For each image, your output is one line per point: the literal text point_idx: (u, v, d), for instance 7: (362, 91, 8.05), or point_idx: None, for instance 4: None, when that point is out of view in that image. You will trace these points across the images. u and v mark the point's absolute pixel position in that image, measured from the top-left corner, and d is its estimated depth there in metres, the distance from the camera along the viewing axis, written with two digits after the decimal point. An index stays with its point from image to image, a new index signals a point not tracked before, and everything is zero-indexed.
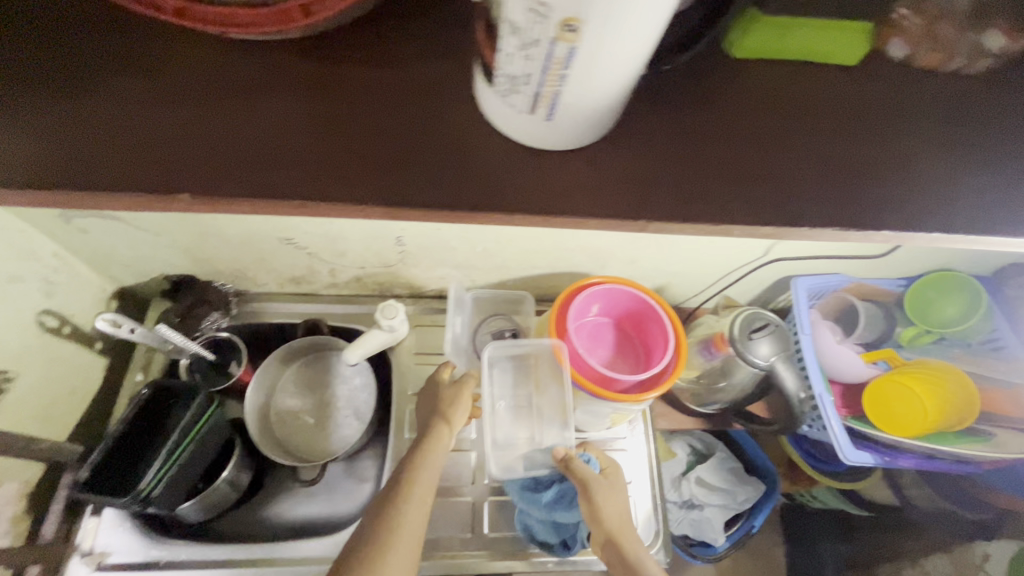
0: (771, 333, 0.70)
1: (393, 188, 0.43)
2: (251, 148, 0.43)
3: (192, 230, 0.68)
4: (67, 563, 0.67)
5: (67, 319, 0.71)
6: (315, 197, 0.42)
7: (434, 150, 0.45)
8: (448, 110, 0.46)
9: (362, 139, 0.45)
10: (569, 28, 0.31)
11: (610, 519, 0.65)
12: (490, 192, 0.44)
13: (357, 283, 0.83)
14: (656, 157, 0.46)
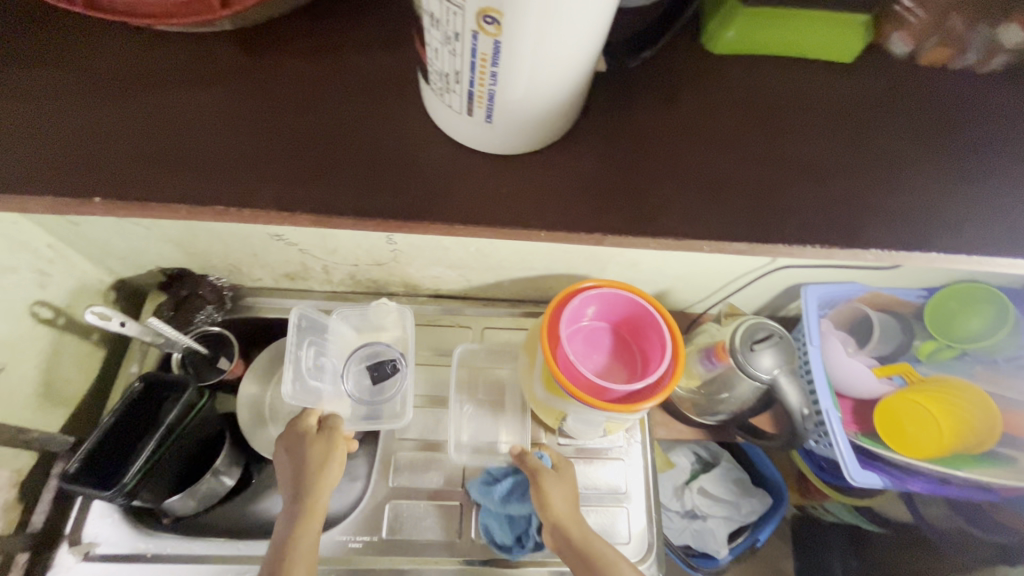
0: (774, 344, 0.67)
1: (330, 196, 0.41)
2: (181, 150, 0.42)
3: (180, 225, 0.68)
4: (56, 552, 0.67)
5: (62, 310, 0.72)
6: (246, 204, 0.40)
7: (376, 157, 0.43)
8: (396, 115, 0.44)
9: (299, 141, 0.43)
10: (487, 16, 0.30)
11: (559, 508, 0.66)
12: (444, 198, 0.42)
13: (351, 280, 0.82)
14: (637, 160, 0.44)
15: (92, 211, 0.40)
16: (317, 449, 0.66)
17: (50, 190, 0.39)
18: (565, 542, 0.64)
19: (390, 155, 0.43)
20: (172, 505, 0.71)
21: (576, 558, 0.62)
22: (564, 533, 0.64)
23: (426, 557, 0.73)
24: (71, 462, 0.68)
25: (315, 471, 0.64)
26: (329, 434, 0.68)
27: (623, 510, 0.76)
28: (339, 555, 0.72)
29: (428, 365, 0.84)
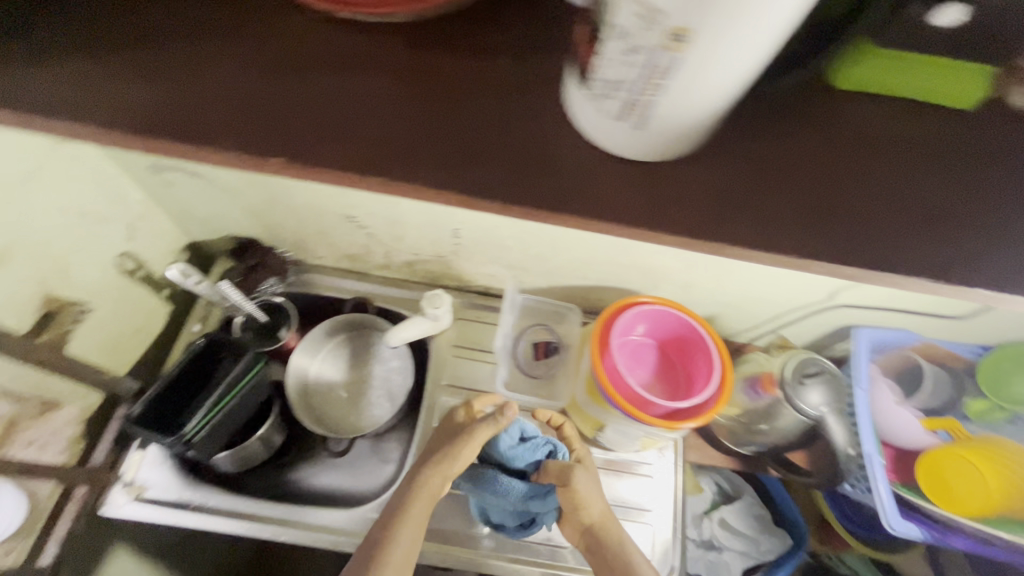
0: (822, 381, 0.67)
1: (489, 180, 0.41)
2: (348, 121, 0.42)
3: (263, 196, 0.72)
4: (109, 489, 0.70)
5: (142, 264, 0.77)
6: (407, 179, 0.40)
7: (500, 146, 0.42)
8: (522, 109, 0.44)
9: (460, 125, 0.43)
10: (676, 35, 0.31)
11: (593, 511, 0.65)
12: (559, 192, 0.42)
13: (408, 268, 0.85)
14: (742, 179, 0.44)
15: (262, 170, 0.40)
16: (478, 436, 0.67)
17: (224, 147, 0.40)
18: (596, 542, 0.65)
19: (513, 145, 0.43)
20: (218, 462, 0.75)
21: (604, 553, 0.64)
22: (597, 533, 0.65)
23: (450, 545, 0.74)
24: (134, 407, 0.72)
25: (459, 456, 0.66)
26: (491, 422, 0.68)
27: (649, 528, 0.76)
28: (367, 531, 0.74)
29: (470, 359, 0.86)
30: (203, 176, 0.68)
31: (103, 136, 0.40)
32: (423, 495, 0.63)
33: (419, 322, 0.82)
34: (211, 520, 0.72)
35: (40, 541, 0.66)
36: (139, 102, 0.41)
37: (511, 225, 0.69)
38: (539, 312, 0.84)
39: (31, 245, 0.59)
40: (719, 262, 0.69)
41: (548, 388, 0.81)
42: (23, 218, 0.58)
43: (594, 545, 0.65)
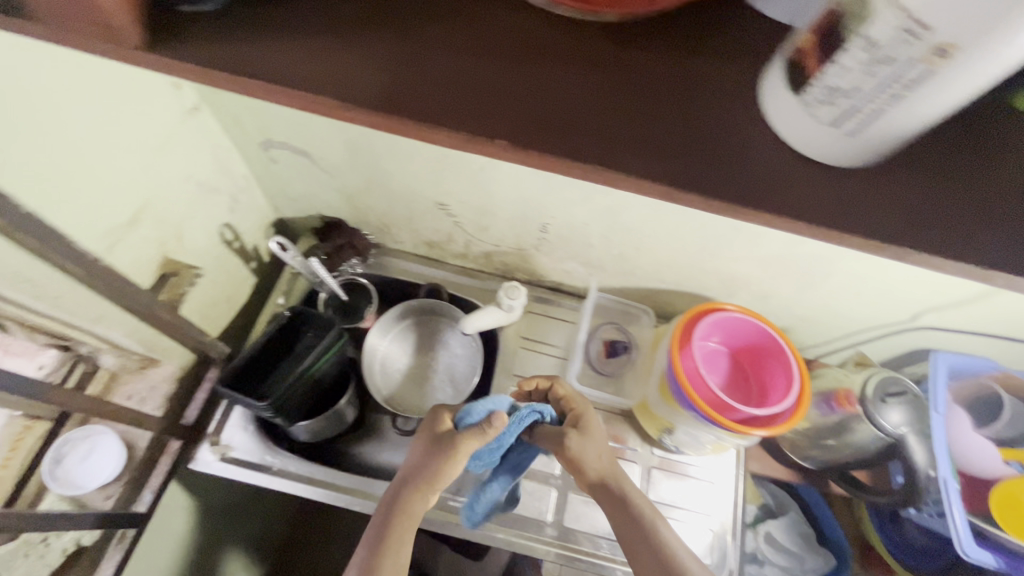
0: (906, 402, 0.67)
1: (698, 173, 0.29)
2: (491, 64, 0.29)
3: (361, 180, 0.75)
4: (198, 447, 0.74)
5: (238, 235, 0.80)
6: (584, 159, 0.28)
7: (654, 101, 0.30)
8: (675, 56, 0.31)
9: (652, 85, 0.29)
10: (940, 50, 0.23)
11: (594, 467, 0.63)
12: (719, 177, 0.29)
13: (484, 259, 0.87)
14: (922, 190, 0.32)
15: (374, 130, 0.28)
16: (457, 461, 0.61)
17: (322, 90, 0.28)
18: (612, 501, 0.62)
19: (661, 101, 0.29)
20: (295, 429, 0.78)
21: (620, 511, 0.61)
22: (608, 491, 0.63)
23: (516, 530, 0.75)
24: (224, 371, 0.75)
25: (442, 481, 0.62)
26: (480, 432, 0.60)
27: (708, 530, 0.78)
28: (438, 509, 0.76)
29: (537, 352, 0.88)
30: (312, 156, 0.71)
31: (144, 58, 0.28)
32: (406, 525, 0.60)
33: (493, 312, 0.84)
34: (290, 484, 0.75)
35: (138, 489, 0.70)
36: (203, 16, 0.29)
37: (601, 224, 0.71)
38: (614, 312, 0.86)
39: (161, 212, 0.63)
40: (807, 275, 0.70)
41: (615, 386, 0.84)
42: (158, 185, 0.61)
43: (609, 506, 0.62)
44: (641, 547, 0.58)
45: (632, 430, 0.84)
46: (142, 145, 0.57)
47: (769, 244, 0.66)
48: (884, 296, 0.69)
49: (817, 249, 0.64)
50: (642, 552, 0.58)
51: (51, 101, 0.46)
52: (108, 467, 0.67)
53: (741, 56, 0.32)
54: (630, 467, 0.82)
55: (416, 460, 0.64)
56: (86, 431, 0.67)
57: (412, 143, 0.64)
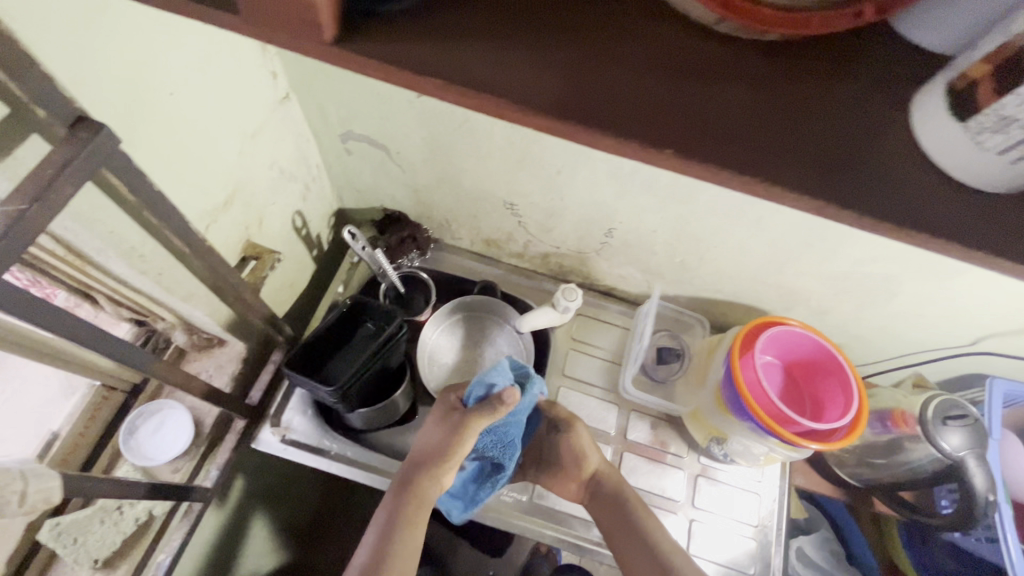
0: (967, 426, 0.68)
1: (870, 194, 0.29)
2: (664, 80, 0.30)
3: (433, 175, 0.76)
4: (260, 428, 0.75)
5: (306, 223, 0.82)
6: (754, 175, 0.28)
7: (823, 122, 0.30)
8: (836, 72, 0.31)
9: (821, 107, 0.30)
10: None
11: (590, 463, 0.74)
12: (882, 198, 0.29)
13: (541, 260, 0.89)
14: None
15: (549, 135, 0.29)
16: (466, 438, 0.66)
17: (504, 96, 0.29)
18: (605, 496, 0.73)
19: (823, 122, 0.30)
20: (351, 416, 0.78)
21: (611, 503, 0.72)
22: (603, 484, 0.74)
23: (562, 526, 0.77)
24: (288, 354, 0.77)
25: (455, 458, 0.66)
26: (491, 410, 0.65)
27: (753, 541, 0.79)
28: (492, 505, 0.77)
29: (588, 353, 0.89)
30: (389, 150, 0.73)
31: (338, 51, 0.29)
32: (422, 500, 0.65)
33: (547, 312, 0.84)
34: (347, 469, 0.76)
35: (204, 464, 0.71)
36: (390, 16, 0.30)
37: (669, 232, 0.72)
38: (670, 321, 0.88)
39: (248, 195, 0.64)
40: (872, 295, 0.70)
41: (665, 392, 0.85)
42: (248, 169, 0.62)
43: (602, 500, 0.72)
44: (628, 535, 0.69)
45: (679, 438, 0.85)
46: (240, 129, 0.58)
47: (839, 262, 0.67)
48: (948, 319, 0.69)
49: (889, 268, 0.64)
50: (627, 538, 0.69)
51: (176, 80, 0.47)
52: (178, 441, 0.68)
53: (911, 75, 0.31)
54: (676, 473, 0.83)
55: (429, 442, 0.69)
56: (158, 406, 0.69)
57: (494, 142, 0.65)
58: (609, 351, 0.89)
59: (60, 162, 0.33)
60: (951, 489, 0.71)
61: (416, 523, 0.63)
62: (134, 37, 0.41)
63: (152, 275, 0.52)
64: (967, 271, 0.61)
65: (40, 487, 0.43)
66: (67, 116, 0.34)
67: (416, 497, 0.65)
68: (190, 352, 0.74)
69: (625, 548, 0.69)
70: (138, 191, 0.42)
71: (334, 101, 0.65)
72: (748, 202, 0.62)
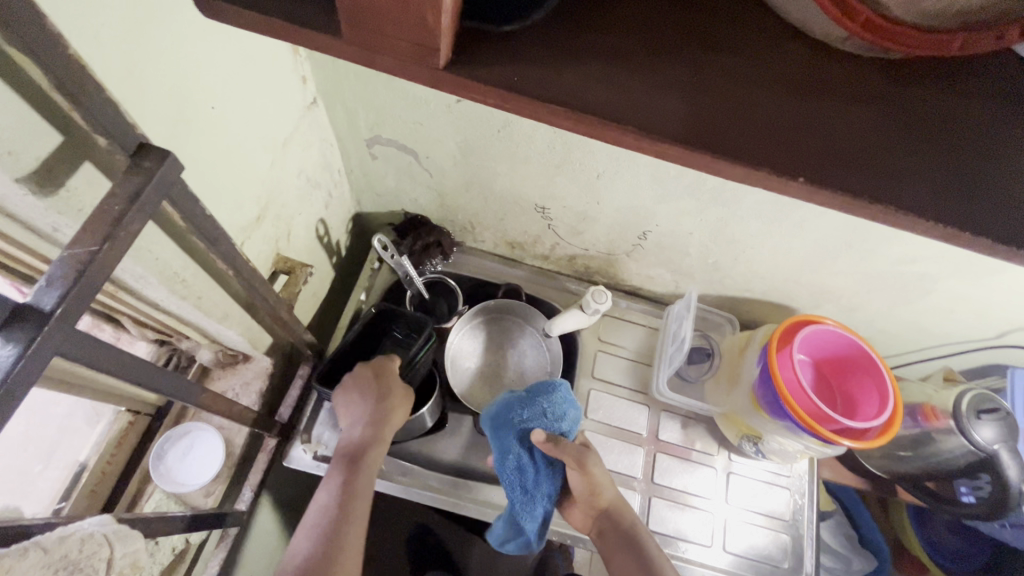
0: (1001, 419, 0.69)
1: (998, 217, 0.28)
2: (782, 100, 0.29)
3: (461, 179, 0.73)
4: (290, 446, 0.71)
5: (327, 230, 0.79)
6: (881, 201, 0.28)
7: (942, 145, 0.29)
8: (951, 93, 0.30)
9: (937, 129, 0.29)
10: None
11: (605, 494, 0.67)
12: (1012, 223, 0.28)
13: (567, 261, 0.87)
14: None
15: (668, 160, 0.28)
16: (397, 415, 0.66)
17: (626, 122, 0.27)
18: (615, 529, 0.66)
19: (945, 146, 0.29)
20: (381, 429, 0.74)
21: (620, 536, 0.66)
22: (616, 516, 0.67)
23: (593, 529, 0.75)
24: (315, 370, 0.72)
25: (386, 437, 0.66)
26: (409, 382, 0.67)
27: (786, 536, 0.80)
28: None
29: (615, 354, 0.88)
30: (418, 155, 0.70)
31: (451, 78, 0.27)
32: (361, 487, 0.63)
33: (576, 314, 0.82)
34: None
35: (237, 486, 0.69)
36: (502, 42, 0.28)
37: (706, 235, 0.71)
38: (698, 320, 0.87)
39: (278, 207, 0.61)
40: (906, 292, 0.71)
41: (696, 392, 0.85)
42: (278, 181, 0.59)
43: (611, 532, 0.66)
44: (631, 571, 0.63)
45: (708, 435, 0.85)
46: (272, 140, 0.55)
47: (878, 262, 0.67)
48: (979, 314, 0.70)
49: (928, 268, 0.65)
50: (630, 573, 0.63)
51: (217, 93, 0.44)
52: (210, 464, 0.65)
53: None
54: (708, 471, 0.83)
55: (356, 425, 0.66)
56: (186, 428, 0.67)
57: (532, 146, 0.63)
58: (636, 351, 0.89)
59: (125, 195, 0.31)
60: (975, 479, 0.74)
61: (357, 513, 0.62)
62: (180, 49, 0.38)
63: (192, 300, 0.49)
64: (1007, 271, 0.62)
65: (126, 550, 0.41)
66: (128, 145, 0.32)
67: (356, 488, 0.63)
68: (214, 370, 0.71)
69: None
70: (191, 218, 0.39)
71: (364, 105, 0.62)
72: (794, 205, 0.61)
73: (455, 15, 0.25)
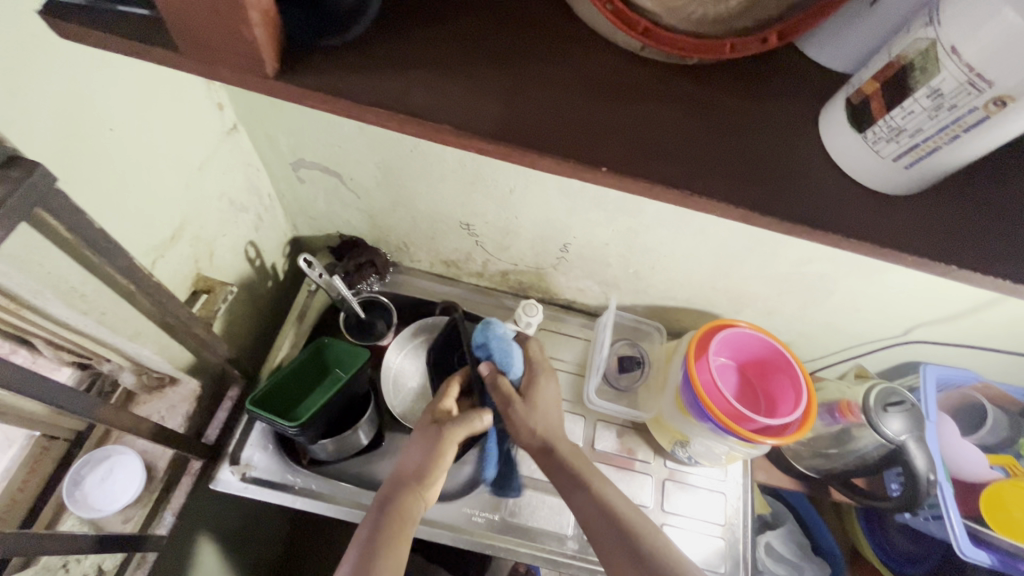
0: (906, 411, 0.73)
1: (778, 199, 0.32)
2: (593, 102, 0.32)
3: (388, 201, 0.76)
4: (218, 468, 0.70)
5: (260, 253, 0.80)
6: (679, 184, 0.31)
7: (736, 138, 0.33)
8: (745, 94, 0.34)
9: (731, 125, 0.33)
10: (999, 101, 0.25)
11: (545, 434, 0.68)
12: (793, 202, 0.32)
13: (501, 277, 0.89)
14: (966, 219, 0.34)
15: (485, 155, 0.31)
16: (451, 446, 0.65)
17: (443, 121, 0.30)
18: (604, 519, 0.61)
19: (736, 138, 0.33)
20: (316, 448, 0.72)
21: (575, 484, 0.65)
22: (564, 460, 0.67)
23: (541, 544, 0.73)
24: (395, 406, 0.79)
25: (438, 471, 0.63)
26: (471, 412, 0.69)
27: (723, 541, 0.80)
28: (469, 528, 0.73)
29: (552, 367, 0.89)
30: (342, 177, 0.72)
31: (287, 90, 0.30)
32: (410, 514, 0.60)
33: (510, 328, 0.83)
34: (312, 503, 0.71)
35: (159, 510, 0.68)
36: (333, 61, 0.31)
37: (621, 246, 0.74)
38: (629, 331, 0.90)
39: (196, 228, 0.63)
40: (813, 293, 0.74)
41: (630, 399, 0.87)
42: (195, 202, 0.61)
43: (601, 525, 0.61)
44: (604, 524, 0.61)
45: (645, 444, 0.86)
46: (186, 163, 0.58)
47: (780, 264, 0.70)
48: (882, 313, 0.74)
49: (824, 268, 0.69)
50: (599, 521, 0.62)
51: (116, 116, 0.46)
52: (130, 486, 0.65)
53: (809, 95, 0.35)
54: (644, 479, 0.83)
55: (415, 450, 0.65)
56: (106, 452, 0.66)
57: (445, 165, 0.66)
58: (573, 363, 0.90)
59: None
60: (899, 472, 0.76)
61: (401, 540, 0.57)
62: (68, 77, 0.41)
63: (94, 315, 0.51)
64: (892, 271, 0.66)
65: None
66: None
67: (399, 516, 0.59)
68: (139, 395, 0.71)
69: (591, 530, 0.62)
70: (77, 229, 0.42)
71: (283, 130, 0.65)
72: (688, 212, 0.65)
73: (275, 29, 0.29)
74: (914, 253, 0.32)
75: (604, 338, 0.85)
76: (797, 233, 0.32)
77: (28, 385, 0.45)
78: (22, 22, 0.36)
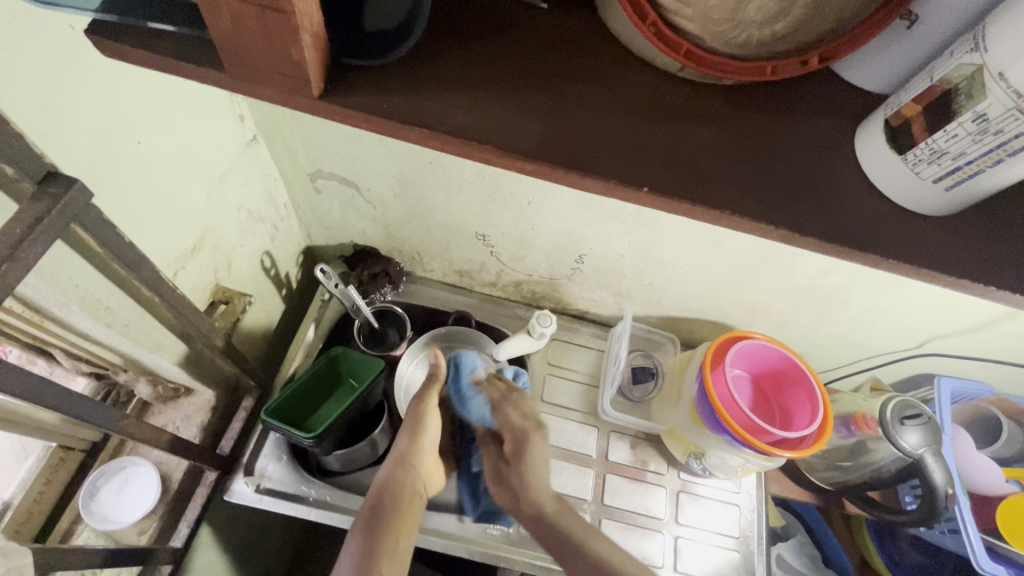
0: (923, 424, 0.72)
1: (815, 218, 0.32)
2: (633, 122, 0.33)
3: (404, 211, 0.76)
4: (231, 479, 0.70)
5: (275, 263, 0.80)
6: (719, 203, 0.31)
7: (773, 156, 0.33)
8: (786, 117, 0.35)
9: (768, 145, 0.34)
10: None
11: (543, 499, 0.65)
12: (830, 220, 0.32)
13: (514, 287, 0.89)
14: (997, 237, 0.34)
15: (525, 173, 0.31)
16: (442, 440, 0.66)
17: (485, 140, 0.31)
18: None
19: (773, 157, 0.33)
20: (329, 459, 0.71)
21: (569, 549, 0.61)
22: (554, 523, 0.64)
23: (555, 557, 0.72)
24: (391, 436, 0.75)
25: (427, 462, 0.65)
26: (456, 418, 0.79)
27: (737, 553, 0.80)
28: (484, 540, 0.72)
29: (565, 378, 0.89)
30: (359, 188, 0.72)
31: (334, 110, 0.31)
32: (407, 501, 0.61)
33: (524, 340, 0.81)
34: (325, 515, 0.71)
35: (174, 522, 0.68)
36: (380, 81, 0.32)
37: (637, 257, 0.74)
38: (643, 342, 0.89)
39: (216, 239, 0.63)
40: (828, 305, 0.74)
41: (644, 410, 0.87)
42: (215, 214, 0.62)
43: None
44: None
45: (659, 455, 0.85)
46: (208, 175, 0.58)
47: (796, 276, 0.70)
48: (900, 326, 0.74)
49: (841, 280, 0.69)
50: None
51: (145, 130, 0.47)
52: (146, 497, 0.65)
53: (844, 116, 0.35)
54: (657, 491, 0.83)
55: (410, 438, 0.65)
56: (122, 463, 0.66)
57: (463, 176, 0.66)
58: (585, 374, 0.89)
59: (29, 220, 0.35)
60: (914, 485, 0.76)
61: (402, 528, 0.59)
62: (103, 93, 0.41)
63: (118, 327, 0.51)
64: (909, 283, 0.66)
65: None
66: (37, 172, 0.36)
67: (398, 505, 0.60)
68: (154, 405, 0.71)
69: None
70: (108, 243, 0.42)
71: (303, 142, 0.65)
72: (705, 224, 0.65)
73: (322, 52, 0.30)
74: (949, 271, 0.32)
75: (618, 349, 0.85)
76: (833, 252, 0.32)
77: (55, 398, 0.45)
78: (60, 42, 0.37)
